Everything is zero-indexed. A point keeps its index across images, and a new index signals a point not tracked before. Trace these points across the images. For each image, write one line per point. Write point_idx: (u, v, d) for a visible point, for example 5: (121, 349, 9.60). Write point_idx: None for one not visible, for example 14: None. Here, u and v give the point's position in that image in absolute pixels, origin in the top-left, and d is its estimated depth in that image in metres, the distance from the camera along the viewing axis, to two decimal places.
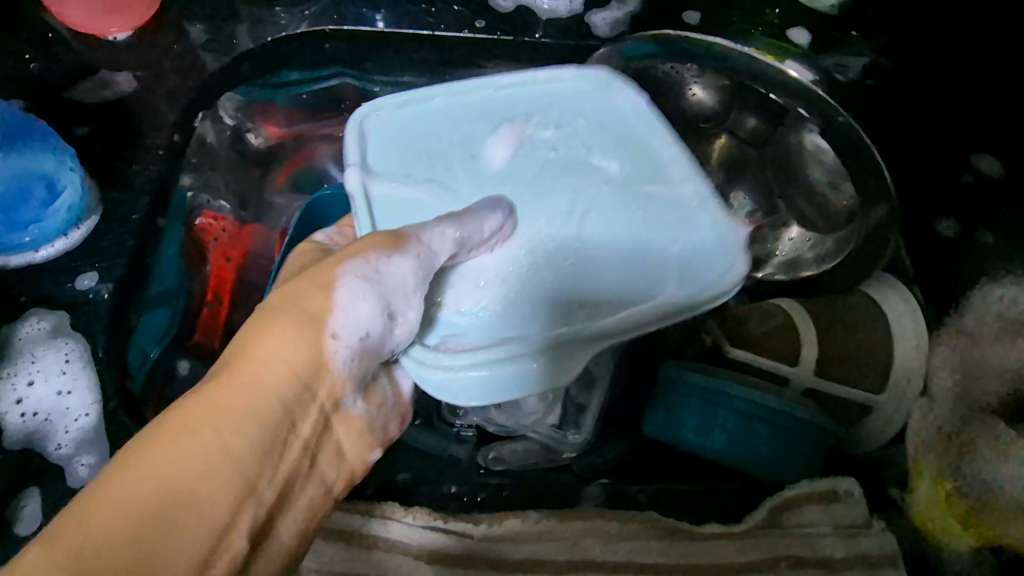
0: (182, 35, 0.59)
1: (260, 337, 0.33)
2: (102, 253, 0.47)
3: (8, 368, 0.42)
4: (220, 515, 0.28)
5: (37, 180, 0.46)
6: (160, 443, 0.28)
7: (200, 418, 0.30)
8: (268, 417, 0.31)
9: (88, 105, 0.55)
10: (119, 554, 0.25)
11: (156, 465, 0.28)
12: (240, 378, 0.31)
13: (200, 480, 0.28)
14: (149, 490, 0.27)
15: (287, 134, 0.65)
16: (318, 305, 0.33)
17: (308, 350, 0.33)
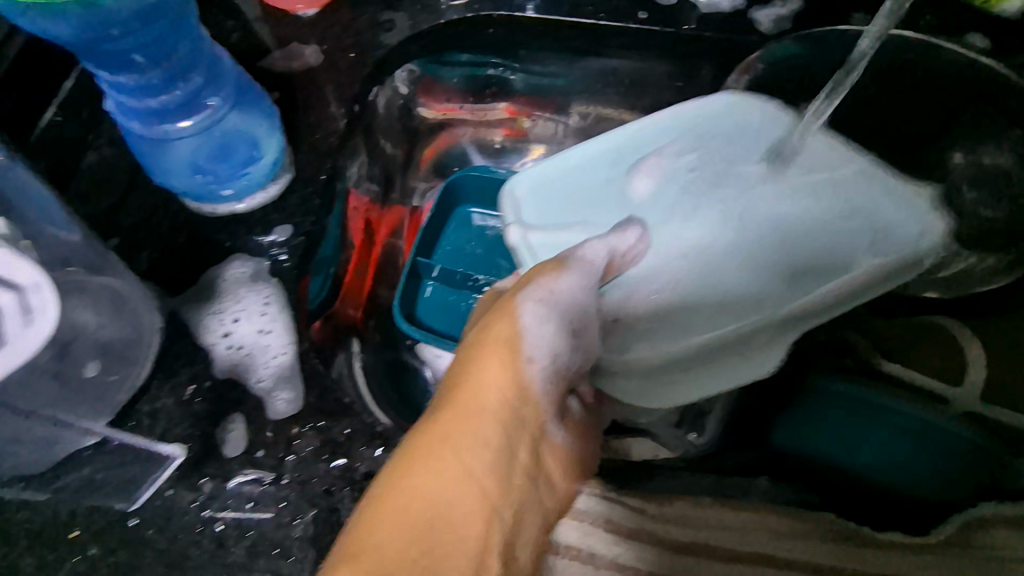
0: (358, 15, 0.63)
1: (469, 367, 0.38)
2: (292, 209, 0.51)
3: (216, 305, 0.47)
4: (471, 531, 0.34)
5: (247, 138, 0.50)
6: (407, 480, 0.35)
7: (440, 444, 0.36)
8: (492, 439, 0.36)
9: (277, 75, 0.60)
10: (408, 563, 0.32)
11: (416, 486, 0.35)
12: (464, 410, 0.37)
13: (451, 499, 0.35)
14: (403, 528, 0.33)
15: (446, 110, 0.72)
16: (511, 336, 0.38)
17: (510, 373, 0.37)
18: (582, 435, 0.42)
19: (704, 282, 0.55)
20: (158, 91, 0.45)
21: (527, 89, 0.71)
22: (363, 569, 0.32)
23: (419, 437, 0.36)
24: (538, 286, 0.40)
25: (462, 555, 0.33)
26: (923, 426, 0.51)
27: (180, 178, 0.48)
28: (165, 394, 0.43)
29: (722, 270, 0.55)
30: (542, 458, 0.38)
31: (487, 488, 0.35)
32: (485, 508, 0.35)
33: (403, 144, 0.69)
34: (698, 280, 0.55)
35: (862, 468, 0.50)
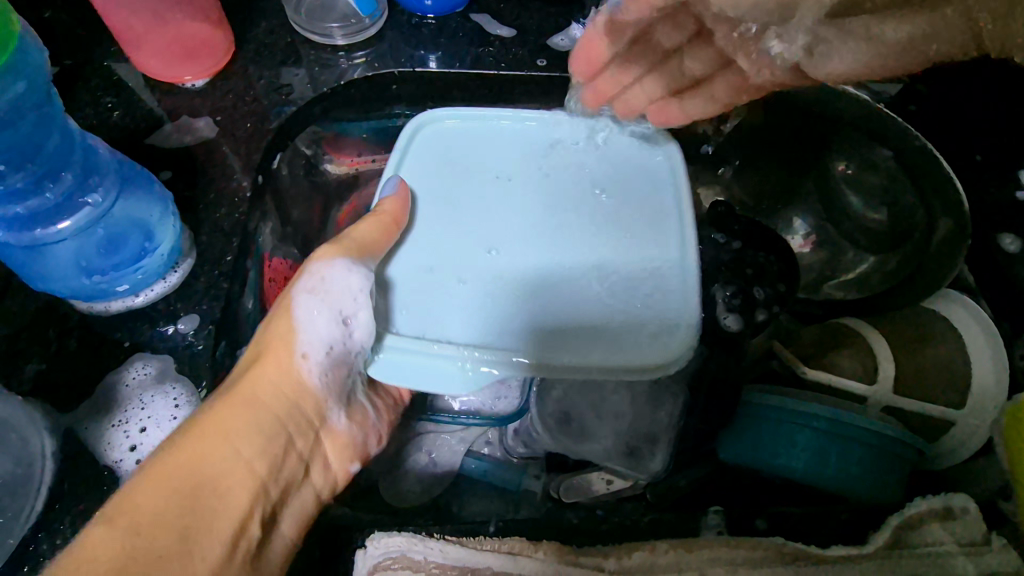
0: (252, 81, 0.61)
1: (242, 376, 0.41)
2: (199, 296, 0.47)
3: (119, 415, 0.44)
4: (244, 499, 0.37)
5: (137, 227, 0.46)
6: (166, 460, 0.36)
7: (213, 423, 0.38)
8: (270, 421, 0.40)
9: (170, 151, 0.57)
10: (163, 528, 0.33)
11: (184, 465, 0.36)
12: (250, 388, 0.41)
13: (228, 475, 0.37)
14: (162, 501, 0.34)
15: (358, 164, 0.68)
16: (294, 347, 0.41)
17: (300, 371, 0.42)
18: (365, 429, 0.48)
19: (529, 297, 0.45)
20: (25, 196, 0.40)
21: None
22: (111, 544, 0.32)
23: (202, 418, 0.38)
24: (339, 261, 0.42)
25: (221, 539, 0.35)
26: (853, 432, 0.53)
27: (63, 282, 0.44)
28: (66, 529, 0.40)
29: (597, 272, 0.46)
30: (319, 442, 0.45)
31: (261, 472, 0.39)
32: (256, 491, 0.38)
33: (314, 203, 0.66)
34: (558, 291, 0.45)
35: (802, 478, 0.53)
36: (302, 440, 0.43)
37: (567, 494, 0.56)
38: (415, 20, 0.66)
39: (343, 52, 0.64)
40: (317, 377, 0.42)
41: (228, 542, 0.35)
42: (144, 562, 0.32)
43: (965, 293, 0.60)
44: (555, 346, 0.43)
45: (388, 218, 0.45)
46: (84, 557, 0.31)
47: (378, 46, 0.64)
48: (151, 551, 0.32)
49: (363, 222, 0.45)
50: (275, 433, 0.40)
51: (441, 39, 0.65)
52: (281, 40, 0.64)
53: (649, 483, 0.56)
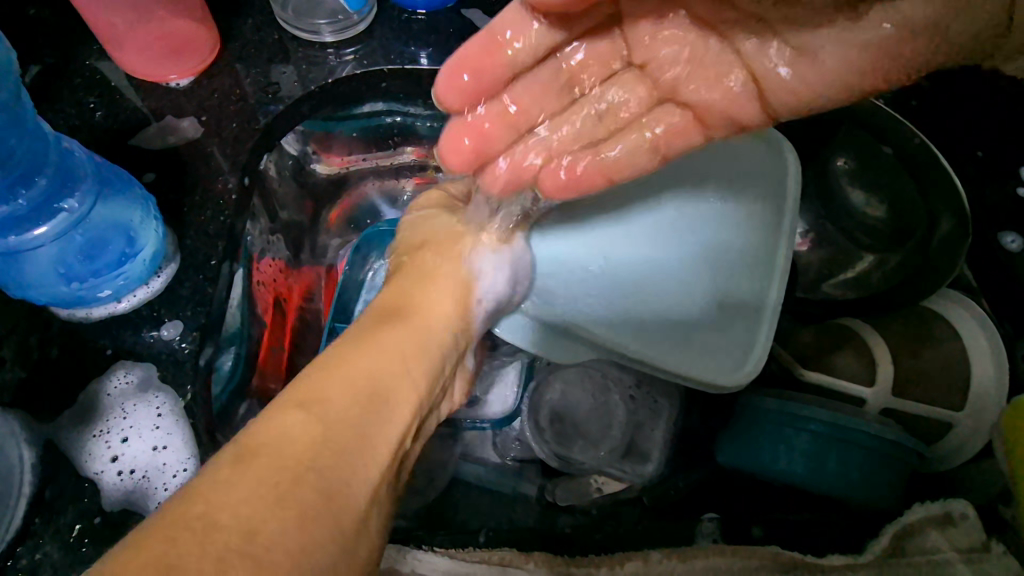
0: (238, 79, 0.60)
1: (417, 291, 0.38)
2: (182, 302, 0.46)
3: (100, 425, 0.43)
4: (403, 414, 0.30)
5: (118, 232, 0.45)
6: (349, 361, 0.31)
7: (385, 342, 0.33)
8: (426, 345, 0.34)
9: (154, 153, 0.56)
10: (337, 437, 0.26)
11: (353, 370, 0.30)
12: (418, 310, 0.37)
13: (396, 388, 0.31)
14: (350, 389, 0.29)
15: (348, 163, 0.66)
16: (455, 277, 0.40)
17: (454, 296, 0.39)
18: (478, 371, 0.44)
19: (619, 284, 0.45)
20: None
21: (433, 133, 0.66)
22: (304, 424, 0.26)
23: (359, 338, 0.33)
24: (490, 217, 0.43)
25: (388, 451, 0.28)
26: (854, 435, 0.52)
27: (43, 288, 0.43)
28: (46, 542, 0.39)
29: (662, 283, 0.46)
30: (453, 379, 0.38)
31: (422, 393, 0.32)
32: (416, 412, 0.31)
33: (305, 204, 0.64)
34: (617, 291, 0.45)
35: (800, 482, 0.52)
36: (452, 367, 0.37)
37: (563, 498, 0.56)
38: (405, 16, 0.65)
39: (332, 50, 0.63)
40: (465, 311, 0.39)
41: (392, 458, 0.28)
42: (336, 447, 0.26)
43: (966, 293, 0.59)
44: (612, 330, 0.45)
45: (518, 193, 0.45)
46: (275, 436, 0.25)
47: (367, 43, 0.63)
48: (343, 427, 0.27)
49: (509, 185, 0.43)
50: (434, 362, 0.34)
51: (431, 36, 0.64)
52: (268, 37, 0.62)
53: (646, 487, 0.55)
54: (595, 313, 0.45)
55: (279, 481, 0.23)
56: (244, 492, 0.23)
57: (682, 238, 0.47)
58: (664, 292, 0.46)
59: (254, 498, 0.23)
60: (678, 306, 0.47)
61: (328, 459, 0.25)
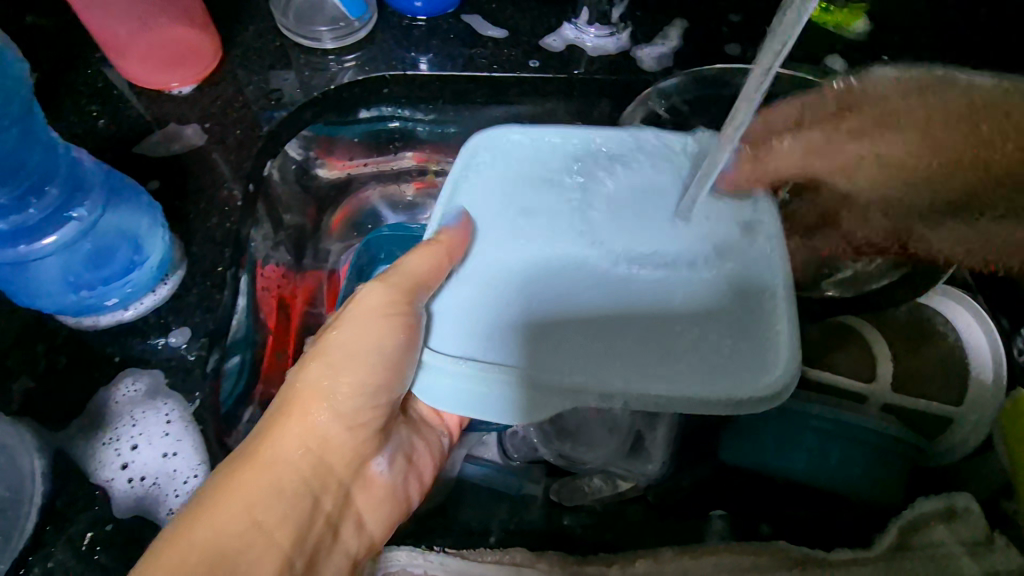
0: (242, 87, 0.60)
1: (278, 417, 0.41)
2: (191, 309, 0.47)
3: (109, 433, 0.43)
4: (269, 566, 0.37)
5: (126, 240, 0.45)
6: (195, 524, 0.36)
7: (242, 487, 0.38)
8: (288, 485, 0.40)
9: (158, 160, 0.56)
10: None
11: (202, 533, 0.36)
12: (272, 447, 0.40)
13: (252, 543, 0.37)
14: (196, 557, 0.35)
15: (348, 168, 0.68)
16: (342, 386, 0.42)
17: (326, 408, 0.41)
18: (411, 474, 0.49)
19: (572, 298, 0.44)
20: (8, 212, 0.40)
21: (433, 138, 0.69)
22: None
23: (228, 477, 0.38)
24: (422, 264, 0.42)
25: None
26: (851, 430, 0.53)
27: (52, 297, 0.43)
28: (57, 550, 0.39)
29: (632, 292, 0.44)
30: (350, 496, 0.44)
31: (287, 543, 0.38)
32: (281, 561, 0.38)
33: (308, 209, 0.65)
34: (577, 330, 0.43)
35: (801, 478, 0.54)
36: (331, 497, 0.42)
37: (568, 498, 0.57)
38: (405, 23, 0.66)
39: (334, 56, 0.63)
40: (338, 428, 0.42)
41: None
42: None
43: (963, 290, 0.60)
44: (557, 358, 0.42)
45: (443, 247, 0.43)
46: None
47: (370, 49, 0.64)
48: (230, 569, 0.36)
49: (415, 254, 0.43)
50: (298, 498, 0.40)
51: (432, 42, 0.65)
52: (270, 44, 0.63)
53: (649, 485, 0.56)
54: (553, 330, 0.43)
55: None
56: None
57: (653, 259, 0.44)
58: (631, 303, 0.43)
59: None
60: (650, 325, 0.43)
61: None
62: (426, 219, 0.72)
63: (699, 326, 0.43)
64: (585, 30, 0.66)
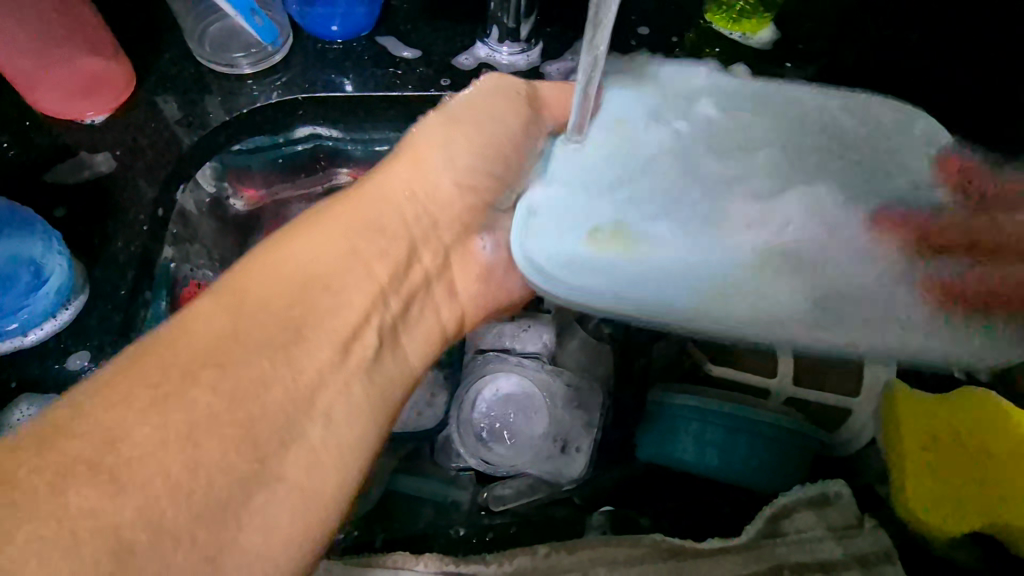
0: (155, 113, 0.62)
1: (378, 180, 0.46)
2: (90, 331, 0.50)
3: None
4: (360, 297, 0.39)
5: (26, 266, 0.49)
6: (279, 251, 0.38)
7: (332, 220, 0.41)
8: (377, 225, 0.43)
9: (66, 188, 0.57)
10: (261, 330, 0.34)
11: (270, 267, 0.37)
12: (365, 195, 0.44)
13: (333, 274, 0.39)
14: (269, 284, 0.36)
15: (270, 196, 0.65)
16: (434, 157, 0.48)
17: (424, 173, 0.47)
18: (473, 284, 0.51)
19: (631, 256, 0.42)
20: None
21: (364, 155, 0.66)
22: (212, 319, 0.34)
23: (290, 231, 0.40)
24: (509, 95, 0.50)
25: (332, 335, 0.36)
26: (754, 425, 0.55)
27: None
28: None
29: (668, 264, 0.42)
30: (426, 278, 0.46)
31: (371, 282, 0.40)
32: (365, 300, 0.39)
33: (229, 239, 0.62)
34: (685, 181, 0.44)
35: (704, 473, 0.56)
36: (427, 258, 0.46)
37: (495, 503, 0.56)
38: (322, 46, 0.67)
39: (250, 80, 0.65)
40: (444, 189, 0.48)
41: (341, 338, 0.37)
42: (244, 334, 0.33)
43: None
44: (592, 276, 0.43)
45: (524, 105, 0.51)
46: (191, 326, 0.33)
47: (286, 72, 0.66)
48: (321, 288, 0.38)
49: (503, 85, 0.51)
50: (381, 240, 0.42)
51: (347, 64, 0.67)
52: (185, 70, 0.64)
53: (576, 486, 0.57)
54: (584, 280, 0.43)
55: (181, 434, 0.29)
56: (132, 405, 0.29)
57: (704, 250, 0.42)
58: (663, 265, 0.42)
59: (134, 400, 0.29)
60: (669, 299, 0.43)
61: (220, 356, 0.32)
62: None
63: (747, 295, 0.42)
64: (497, 48, 0.68)
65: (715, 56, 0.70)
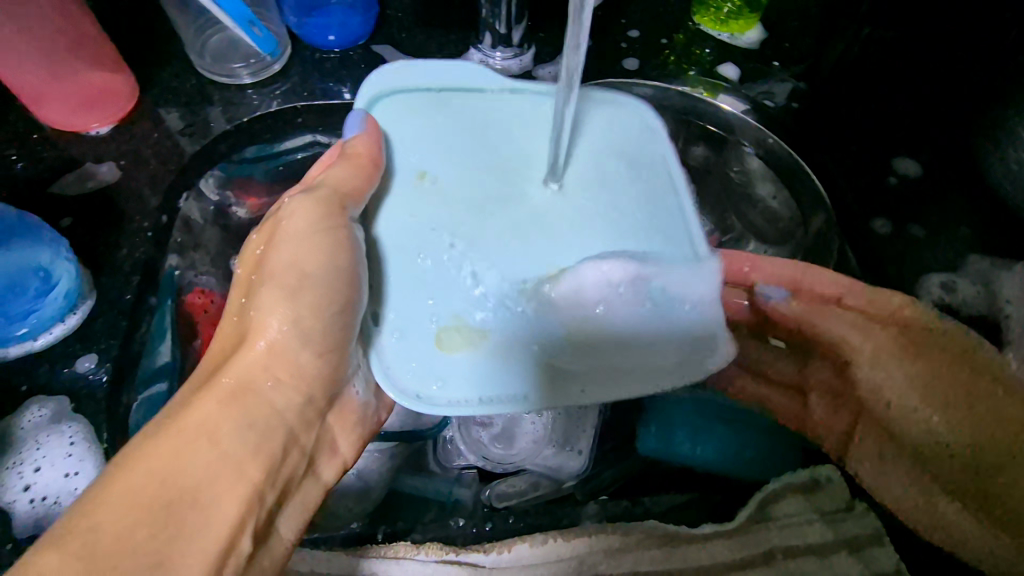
0: (159, 124, 0.64)
1: (244, 348, 0.43)
2: (98, 335, 0.52)
3: (15, 457, 0.48)
4: (233, 505, 0.37)
5: (33, 273, 0.50)
6: (134, 466, 0.35)
7: (196, 418, 0.38)
8: (257, 417, 0.41)
9: (73, 198, 0.59)
10: (115, 561, 0.31)
11: (138, 476, 0.34)
12: (228, 381, 0.41)
13: (211, 480, 0.36)
14: (131, 510, 0.33)
15: (271, 204, 0.64)
16: (281, 324, 0.44)
17: (291, 340, 0.44)
18: (353, 433, 0.50)
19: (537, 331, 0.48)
20: None
21: None
22: (61, 562, 0.30)
23: (140, 445, 0.36)
24: (321, 213, 0.45)
25: (203, 557, 0.34)
26: (750, 416, 0.57)
27: None
28: None
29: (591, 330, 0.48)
30: (309, 449, 0.45)
31: (246, 482, 0.38)
32: (243, 504, 0.37)
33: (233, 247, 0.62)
34: (538, 230, 0.50)
35: (706, 466, 0.56)
36: (301, 435, 0.44)
37: (499, 500, 0.55)
38: (320, 55, 0.69)
39: (251, 90, 0.67)
40: (314, 358, 0.45)
41: (214, 558, 0.35)
42: None
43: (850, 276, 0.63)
44: (513, 371, 0.47)
45: (360, 160, 0.47)
46: None
47: (286, 81, 0.68)
48: (192, 499, 0.35)
49: (339, 166, 0.47)
50: (260, 432, 0.40)
51: (345, 72, 0.69)
52: (186, 83, 0.66)
53: (579, 483, 0.56)
54: (518, 363, 0.47)
55: None
56: None
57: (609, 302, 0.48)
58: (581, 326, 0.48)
59: None
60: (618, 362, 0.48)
61: None
62: None
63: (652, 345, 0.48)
64: (491, 54, 0.69)
65: (703, 57, 0.72)
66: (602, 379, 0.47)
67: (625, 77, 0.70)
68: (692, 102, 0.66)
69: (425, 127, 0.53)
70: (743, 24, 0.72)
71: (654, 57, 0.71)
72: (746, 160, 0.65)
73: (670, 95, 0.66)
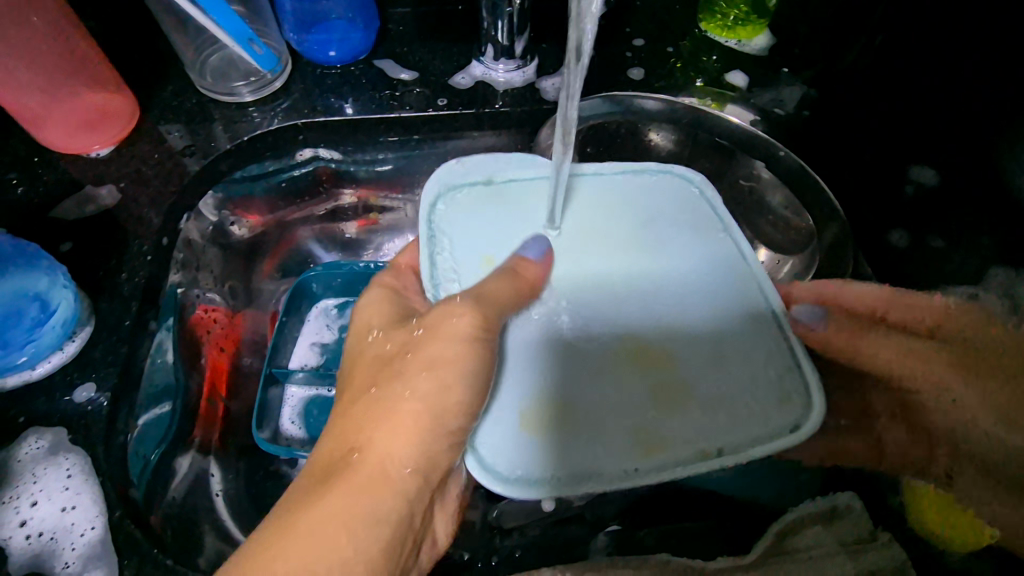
0: (159, 144, 0.63)
1: (374, 423, 0.42)
2: (96, 363, 0.51)
3: (11, 491, 0.47)
4: None
5: (31, 300, 0.51)
6: (276, 548, 0.36)
7: (337, 504, 0.38)
8: (383, 510, 0.40)
9: (74, 222, 0.59)
10: None
11: (278, 562, 0.35)
12: (368, 455, 0.41)
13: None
14: None
15: (271, 220, 0.66)
16: (419, 416, 0.42)
17: (430, 429, 0.42)
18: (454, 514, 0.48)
19: (600, 396, 0.46)
20: None
21: (368, 176, 0.67)
22: None
23: (289, 520, 0.37)
24: (479, 325, 0.44)
25: None
26: None
27: None
28: None
29: (643, 397, 0.46)
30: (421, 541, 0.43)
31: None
32: None
33: (236, 266, 0.64)
34: (622, 292, 0.50)
35: (726, 489, 0.54)
36: (415, 523, 0.42)
37: (508, 522, 0.54)
38: (320, 71, 0.68)
39: (252, 108, 0.66)
40: (443, 455, 0.43)
41: None
42: None
43: None
44: (572, 438, 0.45)
45: (524, 282, 0.47)
46: None
47: (289, 97, 0.67)
48: None
49: (502, 279, 0.46)
50: (385, 525, 0.39)
51: (347, 88, 0.67)
52: (187, 102, 0.66)
53: (587, 503, 0.54)
54: (574, 419, 0.45)
55: None
56: None
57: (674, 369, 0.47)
58: (640, 398, 0.46)
59: None
60: (676, 432, 0.45)
61: None
62: (369, 256, 0.73)
63: (727, 414, 0.46)
64: (492, 66, 0.68)
65: (710, 67, 0.71)
66: (693, 435, 0.45)
67: (631, 87, 0.68)
68: (700, 113, 0.65)
69: (508, 202, 0.54)
70: (752, 32, 0.72)
71: (661, 66, 0.70)
72: (758, 169, 0.63)
73: (676, 108, 0.66)
